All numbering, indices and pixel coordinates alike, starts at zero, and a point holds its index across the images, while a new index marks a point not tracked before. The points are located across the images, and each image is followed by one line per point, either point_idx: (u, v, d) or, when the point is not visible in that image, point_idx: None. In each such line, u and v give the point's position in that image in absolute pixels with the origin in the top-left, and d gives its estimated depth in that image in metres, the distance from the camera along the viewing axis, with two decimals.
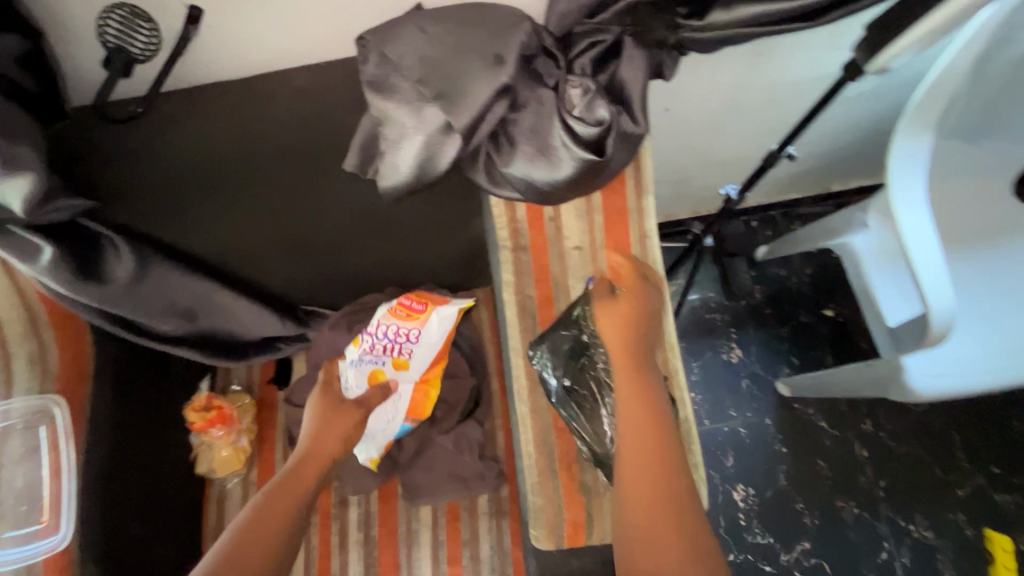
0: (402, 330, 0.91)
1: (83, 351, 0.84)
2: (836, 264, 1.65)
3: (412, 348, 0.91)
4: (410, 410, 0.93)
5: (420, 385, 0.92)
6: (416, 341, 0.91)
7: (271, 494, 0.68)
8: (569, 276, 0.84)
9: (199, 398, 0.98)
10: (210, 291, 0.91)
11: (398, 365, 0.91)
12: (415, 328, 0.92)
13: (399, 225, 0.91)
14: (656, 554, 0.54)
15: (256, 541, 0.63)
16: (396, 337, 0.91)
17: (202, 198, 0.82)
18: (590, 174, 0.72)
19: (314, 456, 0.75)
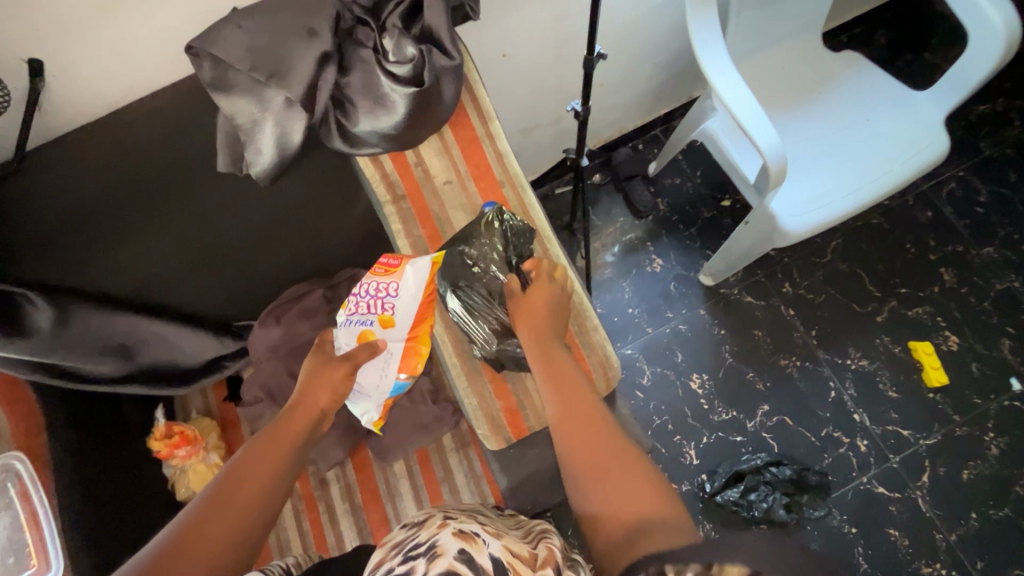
0: (381, 285, 0.88)
1: (32, 408, 0.89)
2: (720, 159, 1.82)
3: (394, 303, 0.87)
4: (402, 368, 0.90)
5: (410, 342, 0.89)
6: (396, 294, 0.87)
7: (264, 435, 0.75)
8: (447, 208, 0.94)
9: (159, 428, 1.04)
10: (138, 323, 0.97)
11: (385, 322, 0.88)
12: (394, 282, 0.87)
13: (293, 214, 1.00)
14: (627, 501, 0.61)
15: (252, 470, 0.69)
16: (378, 293, 0.88)
17: (108, 236, 0.88)
18: (424, 105, 0.83)
19: (304, 404, 0.82)
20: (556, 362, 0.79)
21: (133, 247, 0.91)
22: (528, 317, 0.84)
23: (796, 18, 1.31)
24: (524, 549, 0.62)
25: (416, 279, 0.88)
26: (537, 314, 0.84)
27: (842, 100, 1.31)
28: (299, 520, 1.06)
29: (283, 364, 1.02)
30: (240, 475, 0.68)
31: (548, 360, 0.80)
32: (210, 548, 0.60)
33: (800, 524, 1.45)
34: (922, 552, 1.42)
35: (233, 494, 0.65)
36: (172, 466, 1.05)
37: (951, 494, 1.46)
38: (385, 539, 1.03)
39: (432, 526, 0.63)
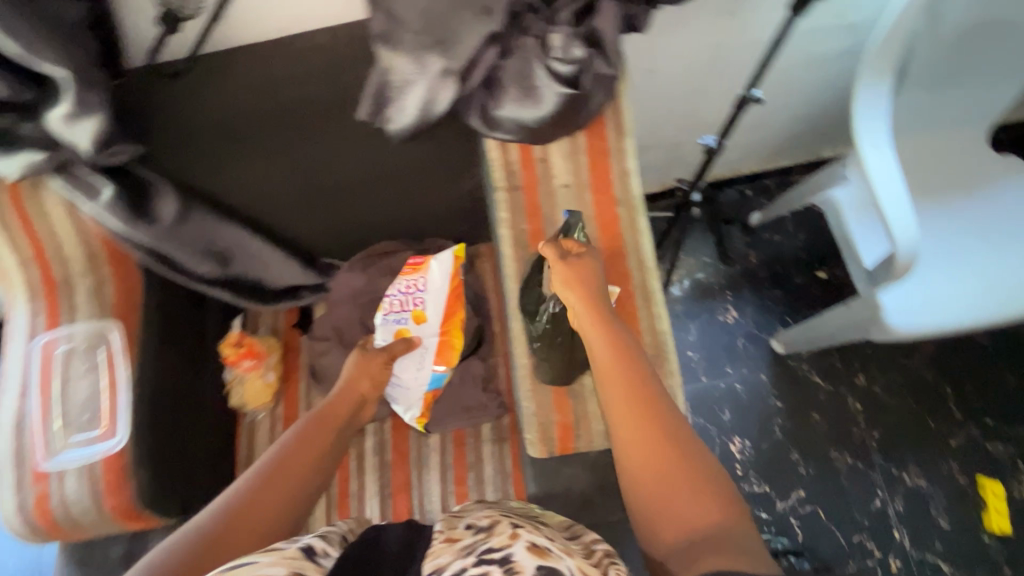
0: (411, 284, 1.04)
1: (134, 287, 0.97)
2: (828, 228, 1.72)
3: (423, 298, 1.03)
4: (437, 360, 1.02)
5: (443, 334, 1.02)
6: (425, 287, 1.03)
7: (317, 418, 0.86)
8: (558, 211, 0.93)
9: (232, 334, 1.10)
10: (240, 237, 1.03)
11: (418, 316, 1.03)
12: (421, 278, 1.04)
13: (407, 176, 1.02)
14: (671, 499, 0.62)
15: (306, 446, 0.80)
16: (408, 290, 1.03)
17: (243, 154, 0.93)
18: (572, 108, 0.83)
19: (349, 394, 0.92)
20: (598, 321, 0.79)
21: (261, 170, 0.96)
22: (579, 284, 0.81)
23: (967, 107, 1.21)
24: (595, 573, 0.59)
25: (441, 275, 1.04)
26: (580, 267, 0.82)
27: (993, 209, 1.21)
28: None
29: (358, 311, 1.06)
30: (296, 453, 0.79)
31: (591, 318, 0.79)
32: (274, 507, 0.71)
33: None
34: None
35: (292, 463, 0.77)
36: (231, 374, 1.10)
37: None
38: (402, 504, 1.06)
39: (501, 535, 0.61)
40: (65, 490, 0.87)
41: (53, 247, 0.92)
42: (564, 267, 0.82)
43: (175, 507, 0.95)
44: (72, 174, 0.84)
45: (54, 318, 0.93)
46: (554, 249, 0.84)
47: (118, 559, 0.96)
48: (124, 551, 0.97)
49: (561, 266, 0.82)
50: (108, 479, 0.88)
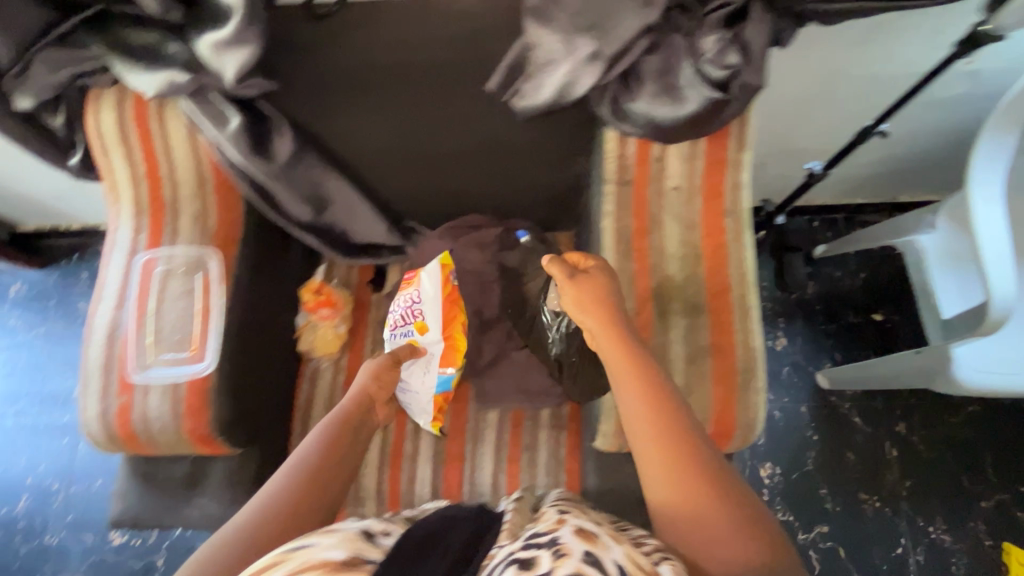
0: (408, 297, 1.04)
1: (234, 219, 0.98)
2: (890, 273, 1.71)
3: (421, 309, 1.02)
4: (444, 364, 1.00)
5: (447, 338, 1.00)
6: (421, 299, 1.02)
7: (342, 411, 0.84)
8: (665, 212, 0.92)
9: (313, 281, 1.12)
10: (340, 187, 1.04)
11: (421, 327, 1.02)
12: (416, 291, 1.03)
13: (513, 153, 1.03)
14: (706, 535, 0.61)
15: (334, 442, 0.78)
16: (408, 303, 1.04)
17: (363, 106, 0.94)
18: (712, 113, 0.80)
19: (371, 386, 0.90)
20: (613, 341, 0.77)
21: (376, 123, 0.97)
22: (595, 302, 0.80)
23: None
24: (647, 562, 0.57)
25: (433, 284, 1.03)
26: (591, 284, 0.81)
27: None
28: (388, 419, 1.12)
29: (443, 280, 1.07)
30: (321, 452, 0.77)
31: (607, 338, 0.78)
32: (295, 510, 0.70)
33: None
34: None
35: (315, 461, 0.75)
36: (306, 320, 1.12)
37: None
38: (453, 473, 1.07)
39: (550, 520, 0.64)
40: (147, 406, 0.89)
41: (169, 168, 0.94)
42: (575, 287, 0.82)
43: (245, 439, 0.97)
44: (204, 100, 0.86)
45: (157, 237, 0.94)
46: (561, 267, 0.84)
47: (180, 481, 0.99)
48: (185, 474, 0.99)
49: (571, 286, 0.82)
50: (189, 402, 0.89)
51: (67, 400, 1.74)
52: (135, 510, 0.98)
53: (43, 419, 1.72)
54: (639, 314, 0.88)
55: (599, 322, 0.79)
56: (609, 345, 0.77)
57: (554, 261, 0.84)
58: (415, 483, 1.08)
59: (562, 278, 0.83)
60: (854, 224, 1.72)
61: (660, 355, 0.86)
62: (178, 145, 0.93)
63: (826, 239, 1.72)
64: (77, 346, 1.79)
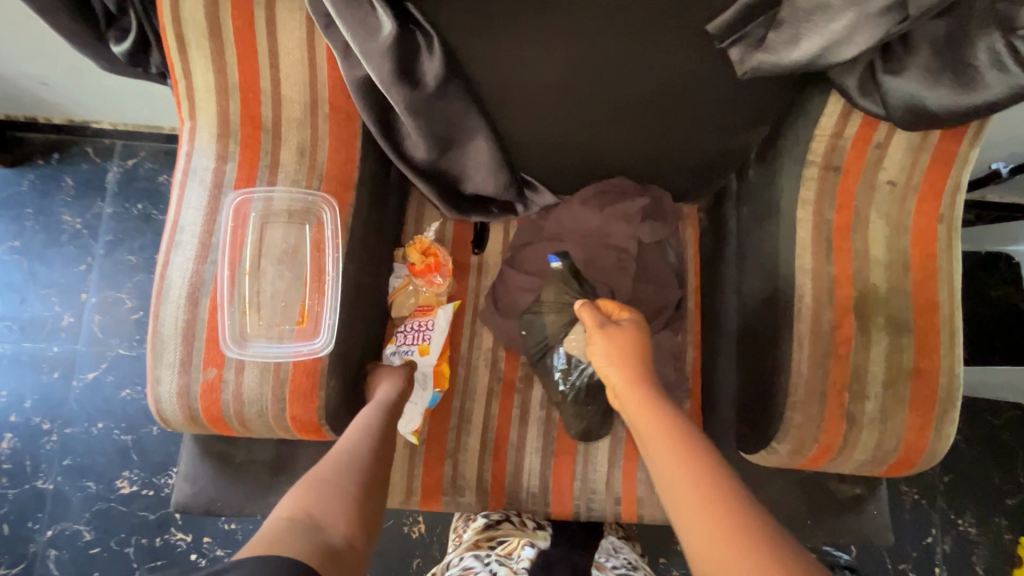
0: (418, 320, 0.94)
1: (351, 158, 0.77)
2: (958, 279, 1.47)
3: (430, 335, 0.92)
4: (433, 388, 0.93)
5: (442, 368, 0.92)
6: (432, 327, 0.92)
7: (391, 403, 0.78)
8: (873, 208, 0.79)
9: (422, 240, 0.95)
10: (475, 130, 0.83)
11: (421, 351, 0.91)
12: (428, 318, 0.93)
13: (689, 113, 0.85)
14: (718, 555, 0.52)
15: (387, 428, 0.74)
16: (417, 325, 0.93)
17: (533, 28, 0.72)
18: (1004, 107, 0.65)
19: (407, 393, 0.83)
20: (641, 398, 0.75)
21: (544, 53, 0.75)
22: (621, 350, 0.81)
23: None
24: None
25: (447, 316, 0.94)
26: (621, 336, 0.81)
27: None
28: (490, 401, 1.00)
29: (583, 252, 0.99)
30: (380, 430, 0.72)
31: (631, 393, 0.76)
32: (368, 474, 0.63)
33: None
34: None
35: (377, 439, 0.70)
36: (404, 281, 0.95)
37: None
38: (564, 467, 0.98)
39: None
40: (243, 382, 0.71)
41: (273, 80, 0.71)
42: (604, 336, 0.81)
43: (349, 425, 0.82)
44: None
45: (251, 170, 0.73)
46: (593, 313, 0.84)
47: (264, 466, 0.83)
48: (271, 458, 0.84)
49: (601, 333, 0.82)
50: (296, 383, 0.72)
51: (55, 330, 1.49)
52: (211, 494, 0.83)
53: (27, 349, 1.48)
54: (837, 325, 0.77)
55: (625, 375, 0.78)
56: (635, 401, 0.75)
57: (586, 306, 0.85)
58: (521, 474, 0.98)
59: (592, 326, 0.83)
60: None
61: (858, 374, 0.76)
62: (286, 51, 0.69)
63: None
64: (65, 268, 1.51)
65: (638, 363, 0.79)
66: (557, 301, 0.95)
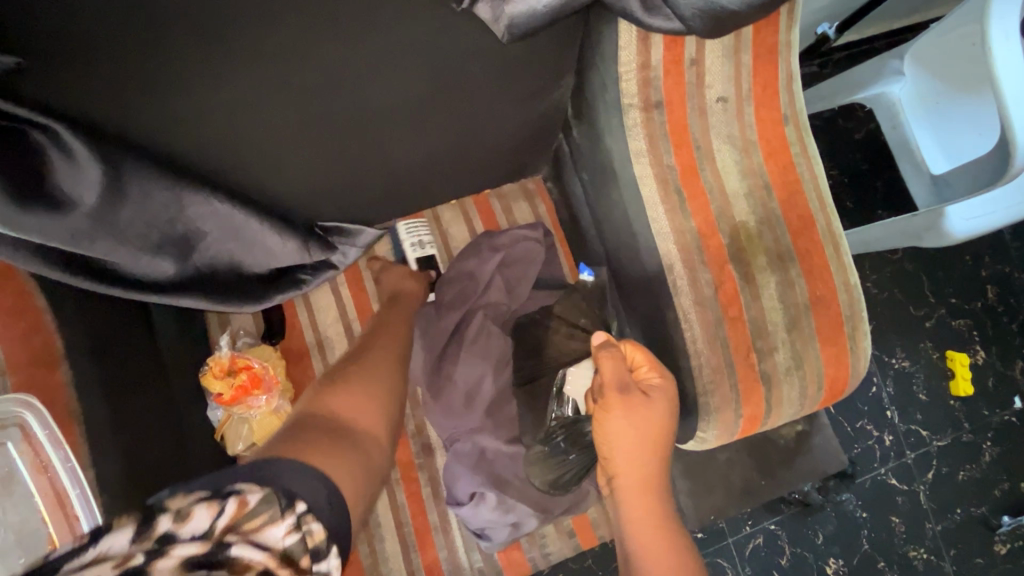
0: None
1: (40, 322, 0.55)
2: (842, 132, 1.35)
3: None
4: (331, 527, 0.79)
5: None
6: None
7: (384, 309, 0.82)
8: (712, 136, 0.67)
9: (221, 359, 0.74)
10: (209, 210, 0.60)
11: None
12: None
13: (473, 91, 0.67)
14: None
15: (390, 322, 0.79)
16: None
17: (202, 66, 0.50)
18: None
19: (400, 303, 0.83)
20: (647, 511, 0.59)
21: (248, 92, 0.54)
22: (634, 437, 0.61)
23: None
24: None
25: None
26: (645, 412, 0.61)
27: None
28: (392, 492, 0.83)
29: (500, 275, 0.86)
30: (380, 328, 0.78)
31: (638, 500, 0.60)
32: (373, 367, 0.69)
33: (824, 505, 1.33)
34: (976, 561, 1.33)
35: (385, 332, 0.77)
36: (225, 412, 0.76)
37: (966, 504, 1.36)
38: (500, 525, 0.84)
39: None
40: None
41: None
42: (622, 406, 0.61)
43: None
44: None
45: None
46: (618, 365, 0.63)
47: None
48: None
49: (619, 398, 0.61)
50: None
51: None
52: None
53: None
54: (720, 284, 0.65)
55: (635, 475, 0.61)
56: (641, 514, 0.59)
57: (608, 353, 0.63)
58: (458, 553, 0.83)
59: (609, 385, 0.63)
60: (841, 64, 1.26)
61: (758, 328, 0.66)
62: None
63: (811, 77, 1.25)
64: None
65: (655, 457, 0.61)
66: (570, 321, 0.84)
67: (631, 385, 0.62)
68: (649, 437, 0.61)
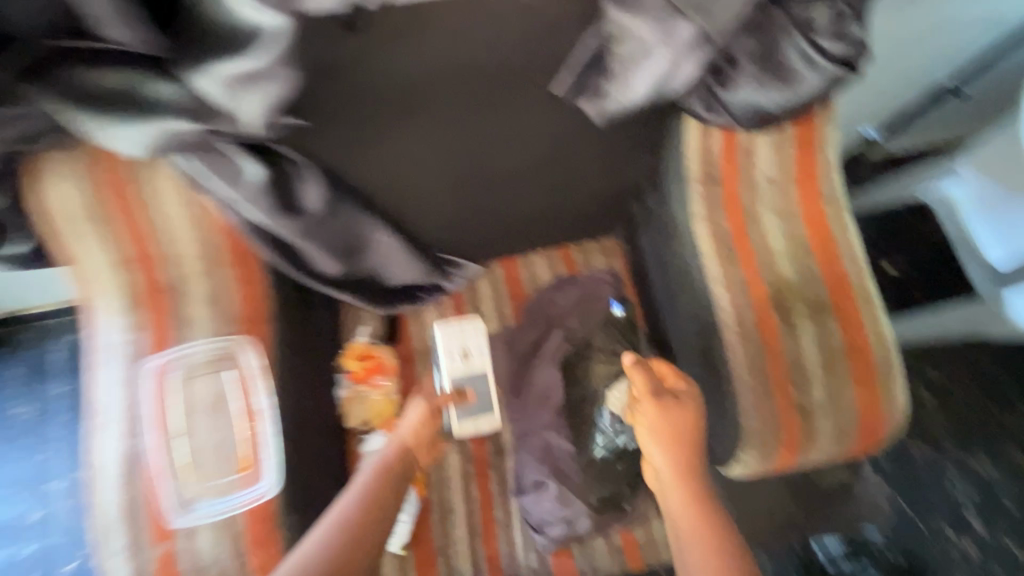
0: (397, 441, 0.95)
1: (259, 292, 0.80)
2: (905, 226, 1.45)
3: None
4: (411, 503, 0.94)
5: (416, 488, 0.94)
6: None
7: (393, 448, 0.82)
8: (760, 206, 0.83)
9: (356, 345, 0.96)
10: (373, 229, 0.84)
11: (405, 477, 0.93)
12: None
13: (569, 161, 0.89)
14: None
15: (387, 470, 0.78)
16: None
17: (393, 125, 0.76)
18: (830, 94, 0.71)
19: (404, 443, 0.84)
20: (687, 499, 0.67)
21: (416, 145, 0.80)
22: (668, 433, 0.71)
23: None
24: None
25: None
26: (676, 412, 0.72)
27: None
28: (467, 484, 0.97)
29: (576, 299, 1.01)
30: (359, 512, 0.71)
31: (679, 490, 0.68)
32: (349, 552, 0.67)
33: None
34: None
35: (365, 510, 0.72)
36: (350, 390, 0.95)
37: None
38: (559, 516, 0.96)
39: None
40: (196, 549, 0.69)
41: (164, 246, 0.74)
42: (655, 407, 0.72)
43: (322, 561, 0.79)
44: (208, 150, 0.66)
45: None
46: (647, 377, 0.74)
47: None
48: None
49: (652, 402, 0.72)
50: (253, 534, 0.72)
51: None
52: None
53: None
54: (761, 324, 0.79)
55: (672, 466, 0.70)
56: (679, 500, 0.68)
57: (639, 367, 0.74)
58: (517, 549, 0.94)
59: (643, 392, 0.73)
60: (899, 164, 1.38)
61: (795, 365, 0.77)
62: (174, 211, 0.72)
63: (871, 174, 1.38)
64: None
65: (690, 451, 0.71)
66: (608, 351, 0.98)
67: (660, 390, 0.73)
68: (682, 435, 0.71)
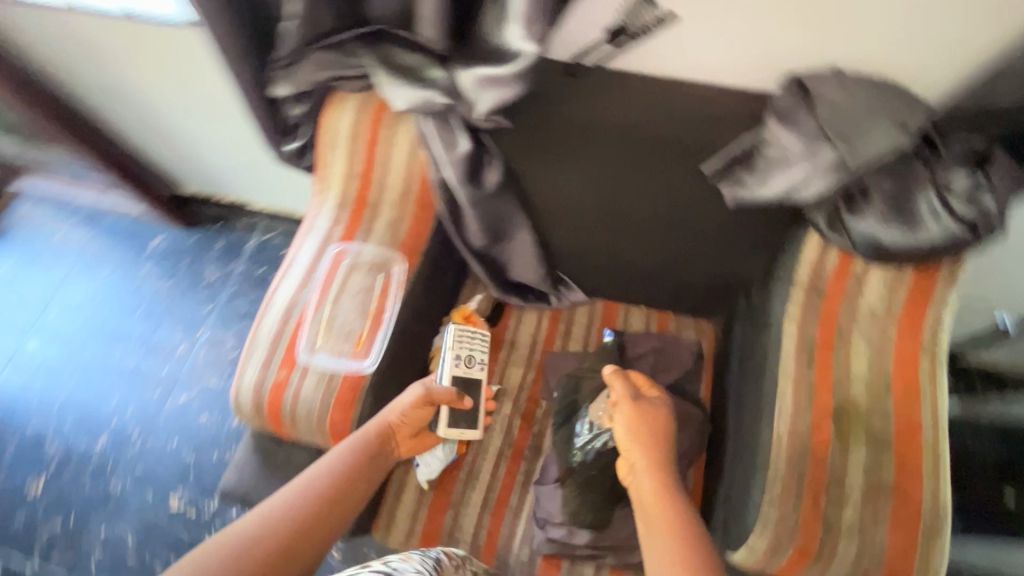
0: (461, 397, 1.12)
1: (422, 234, 1.04)
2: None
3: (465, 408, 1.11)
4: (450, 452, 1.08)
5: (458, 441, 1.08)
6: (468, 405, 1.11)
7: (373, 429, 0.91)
8: (855, 331, 0.89)
9: (465, 307, 1.15)
10: (521, 224, 1.05)
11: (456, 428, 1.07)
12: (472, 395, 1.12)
13: (696, 235, 1.03)
14: None
15: (361, 453, 0.86)
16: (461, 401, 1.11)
17: (569, 154, 0.98)
18: (947, 250, 0.79)
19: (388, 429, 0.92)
20: (658, 480, 0.80)
21: (579, 175, 1.00)
22: (644, 429, 0.86)
23: None
24: None
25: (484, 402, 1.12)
26: (652, 415, 0.88)
27: None
28: (499, 462, 1.09)
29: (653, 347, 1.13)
30: (327, 479, 0.79)
31: (651, 474, 0.81)
32: (308, 509, 0.74)
33: None
34: None
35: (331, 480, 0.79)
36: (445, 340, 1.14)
37: None
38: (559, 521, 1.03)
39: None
40: (302, 388, 0.91)
41: (382, 179, 1.03)
42: (633, 408, 0.89)
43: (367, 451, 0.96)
44: (444, 123, 0.94)
45: None
46: (625, 385, 0.91)
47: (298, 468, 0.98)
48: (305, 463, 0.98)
49: (630, 404, 0.89)
50: (339, 395, 0.91)
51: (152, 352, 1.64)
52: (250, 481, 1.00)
53: (96, 360, 1.63)
54: (815, 430, 0.83)
55: (645, 454, 0.84)
56: (649, 481, 0.81)
57: (619, 375, 0.92)
58: (515, 536, 1.03)
59: (623, 395, 0.90)
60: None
61: (835, 480, 0.80)
62: (398, 157, 1.01)
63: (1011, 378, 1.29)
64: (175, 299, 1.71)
65: (660, 445, 0.85)
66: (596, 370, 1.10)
67: (638, 397, 0.90)
68: (656, 432, 0.87)
